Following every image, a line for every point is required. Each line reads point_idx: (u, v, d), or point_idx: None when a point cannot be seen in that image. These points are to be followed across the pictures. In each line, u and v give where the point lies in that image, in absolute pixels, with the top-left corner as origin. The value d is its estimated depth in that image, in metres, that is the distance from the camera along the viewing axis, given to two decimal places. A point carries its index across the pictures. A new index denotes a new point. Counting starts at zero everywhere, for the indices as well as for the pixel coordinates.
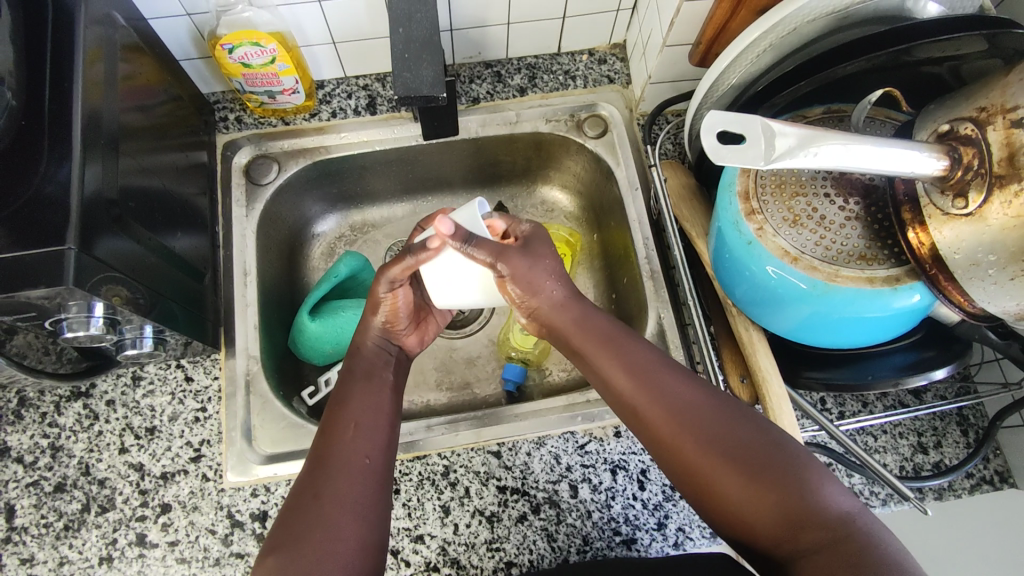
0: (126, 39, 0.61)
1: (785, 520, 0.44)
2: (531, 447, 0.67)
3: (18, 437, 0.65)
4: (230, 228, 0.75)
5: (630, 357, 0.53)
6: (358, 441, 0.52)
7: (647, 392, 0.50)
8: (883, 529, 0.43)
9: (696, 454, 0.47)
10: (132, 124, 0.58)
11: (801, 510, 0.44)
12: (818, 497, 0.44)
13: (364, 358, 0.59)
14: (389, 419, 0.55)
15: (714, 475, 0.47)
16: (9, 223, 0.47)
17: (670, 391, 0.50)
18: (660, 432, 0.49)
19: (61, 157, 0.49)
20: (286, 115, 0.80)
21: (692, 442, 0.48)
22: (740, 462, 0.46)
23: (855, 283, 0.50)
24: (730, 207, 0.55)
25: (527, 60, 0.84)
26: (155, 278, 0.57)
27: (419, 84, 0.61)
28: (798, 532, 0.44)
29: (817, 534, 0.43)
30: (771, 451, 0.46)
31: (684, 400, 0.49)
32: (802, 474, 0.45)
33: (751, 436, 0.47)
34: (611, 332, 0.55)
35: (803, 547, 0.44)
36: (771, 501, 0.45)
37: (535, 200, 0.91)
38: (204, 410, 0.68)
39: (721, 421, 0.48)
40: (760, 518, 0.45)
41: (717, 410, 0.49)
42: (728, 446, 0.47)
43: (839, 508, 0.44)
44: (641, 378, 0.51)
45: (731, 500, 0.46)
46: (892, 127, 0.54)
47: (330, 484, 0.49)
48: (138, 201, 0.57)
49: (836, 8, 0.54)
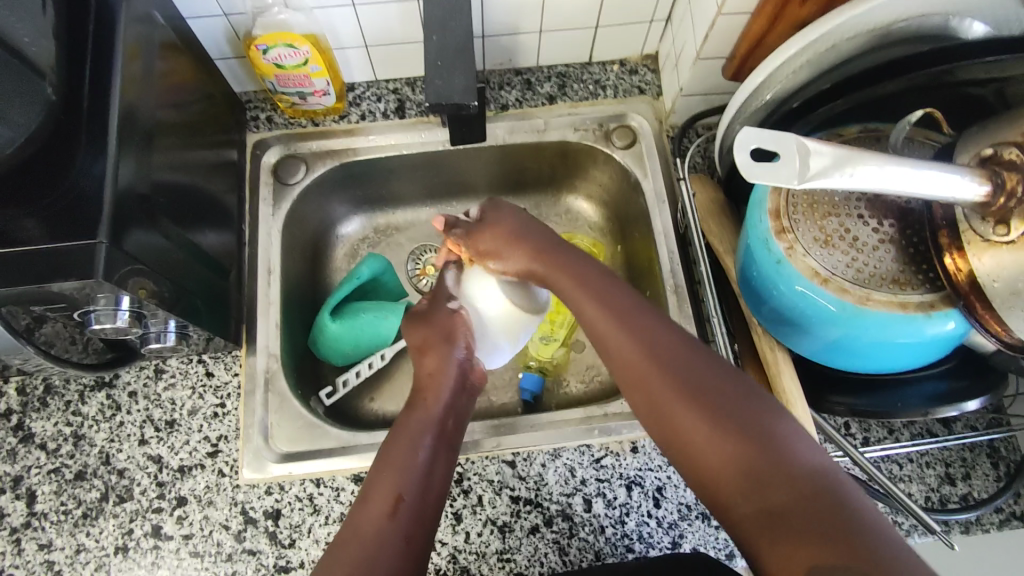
0: (165, 38, 0.62)
1: (749, 469, 0.44)
2: (546, 459, 0.67)
3: (42, 424, 0.67)
4: (257, 227, 0.76)
5: (610, 297, 0.54)
6: (394, 519, 0.49)
7: (618, 330, 0.52)
8: (858, 493, 0.42)
9: (666, 390, 0.48)
10: (166, 120, 0.59)
11: (764, 461, 0.43)
12: (788, 450, 0.44)
13: (422, 414, 0.56)
14: (441, 481, 0.53)
15: (684, 412, 0.47)
16: (46, 216, 0.48)
17: (641, 331, 0.51)
18: (630, 370, 0.50)
19: (96, 152, 0.50)
20: (316, 116, 0.81)
21: (661, 380, 0.48)
22: (708, 405, 0.46)
23: (887, 308, 0.49)
24: (759, 224, 0.54)
25: (557, 68, 0.84)
26: (179, 273, 0.58)
27: (450, 91, 0.62)
28: (763, 487, 0.43)
29: (786, 492, 0.42)
30: (744, 399, 0.46)
31: (661, 341, 0.50)
32: (774, 426, 0.45)
33: (727, 382, 0.47)
34: (585, 270, 0.57)
35: (770, 502, 0.42)
36: (737, 451, 0.44)
37: (560, 209, 0.91)
38: (223, 406, 0.68)
39: (695, 364, 0.49)
40: (725, 468, 0.45)
41: (694, 352, 0.49)
42: (697, 387, 0.47)
43: (811, 463, 0.43)
44: (615, 317, 0.52)
45: (698, 443, 0.46)
46: (931, 148, 0.53)
47: (359, 558, 0.47)
48: (169, 197, 0.58)
49: (877, 25, 0.53)
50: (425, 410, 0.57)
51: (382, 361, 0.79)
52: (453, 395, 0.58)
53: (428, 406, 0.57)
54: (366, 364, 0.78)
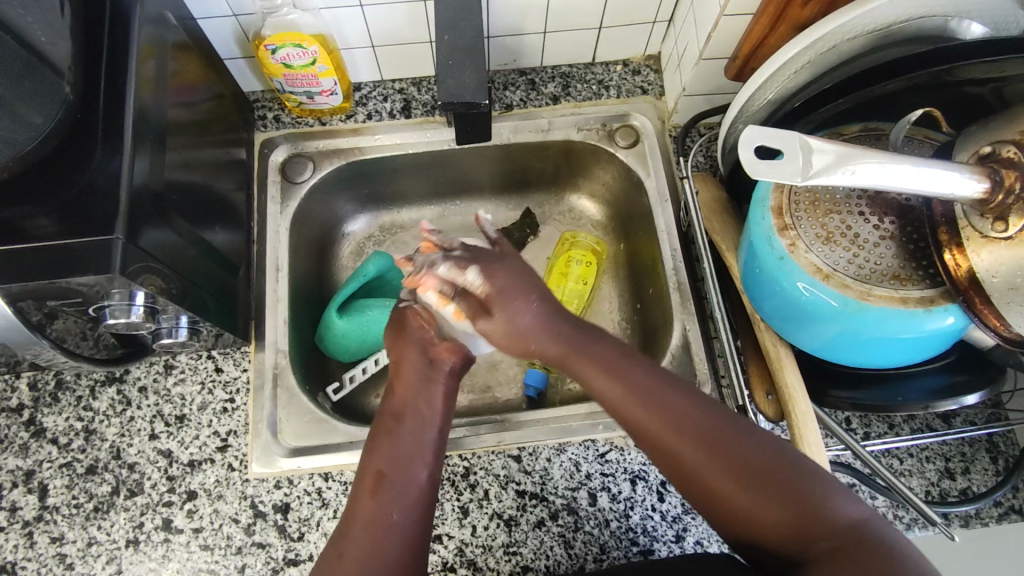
0: (177, 38, 0.63)
1: (795, 529, 0.43)
2: (551, 453, 0.67)
3: (53, 419, 0.67)
4: (264, 224, 0.77)
5: (627, 377, 0.50)
6: (382, 498, 0.50)
7: (643, 408, 0.49)
8: (899, 537, 0.42)
9: (704, 465, 0.46)
10: (178, 120, 0.60)
11: (812, 524, 0.43)
12: (828, 507, 0.43)
13: (400, 394, 0.56)
14: (424, 458, 0.53)
15: (723, 487, 0.45)
16: (62, 212, 0.49)
17: (666, 406, 0.48)
18: (662, 444, 0.48)
19: (112, 150, 0.51)
20: (323, 115, 0.82)
21: (697, 455, 0.46)
22: (748, 472, 0.45)
23: (888, 303, 0.50)
24: (762, 221, 0.54)
25: (561, 68, 0.85)
26: (191, 269, 0.59)
27: (463, 91, 0.63)
28: (810, 543, 0.43)
29: (831, 544, 0.42)
30: (780, 464, 0.45)
31: (683, 415, 0.48)
32: (813, 484, 0.44)
33: (759, 449, 0.46)
34: (602, 347, 0.52)
35: (818, 558, 0.42)
36: (784, 516, 0.44)
37: (563, 207, 0.92)
38: (232, 401, 0.69)
39: (724, 433, 0.47)
40: (774, 534, 0.44)
41: (717, 421, 0.47)
42: (735, 455, 0.46)
43: (851, 516, 0.43)
44: (637, 394, 0.49)
45: (743, 515, 0.45)
46: (931, 147, 0.54)
47: (353, 547, 0.47)
48: (181, 195, 0.59)
49: (877, 26, 0.54)
50: (400, 393, 0.56)
51: (387, 358, 0.79)
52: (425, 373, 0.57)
53: (404, 387, 0.56)
54: (371, 362, 0.78)
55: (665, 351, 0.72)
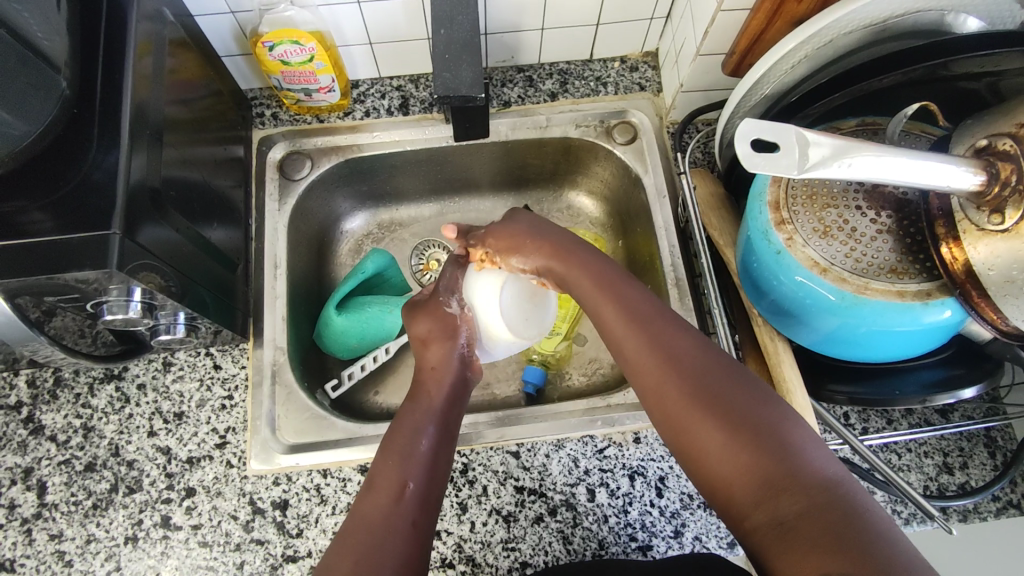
0: (174, 35, 0.63)
1: (762, 478, 0.41)
2: (550, 449, 0.67)
3: (52, 416, 0.67)
4: (263, 222, 0.77)
5: (627, 300, 0.53)
6: (399, 504, 0.49)
7: (635, 329, 0.51)
8: (876, 507, 0.39)
9: (681, 403, 0.46)
10: (176, 116, 0.60)
11: (778, 469, 0.41)
12: (801, 459, 0.42)
13: (425, 403, 0.57)
14: (439, 472, 0.53)
15: (696, 418, 0.45)
16: (60, 208, 0.49)
17: (661, 337, 0.49)
18: (649, 378, 0.48)
19: (108, 145, 0.51)
20: (320, 113, 0.82)
21: (677, 389, 0.46)
22: (723, 412, 0.44)
23: (885, 296, 0.50)
24: (760, 216, 0.55)
25: (559, 65, 0.85)
26: (189, 265, 0.59)
27: (459, 84, 0.63)
28: (776, 496, 0.41)
29: (797, 502, 0.40)
30: (759, 410, 0.44)
31: (678, 348, 0.48)
32: (788, 432, 0.43)
33: (739, 387, 0.46)
34: (615, 283, 0.54)
35: (783, 509, 0.40)
36: (751, 458, 0.42)
37: (561, 205, 0.92)
38: (230, 398, 0.69)
39: (710, 369, 0.47)
40: (738, 478, 0.42)
41: (708, 356, 0.48)
42: (716, 394, 0.45)
43: (824, 473, 0.41)
44: (631, 318, 0.51)
45: (711, 452, 0.44)
46: (927, 141, 0.54)
47: (366, 543, 0.46)
48: (178, 191, 0.59)
49: (873, 20, 0.54)
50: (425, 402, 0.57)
51: (386, 355, 0.79)
52: (452, 391, 0.58)
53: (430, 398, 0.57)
54: (371, 359, 0.78)
55: None
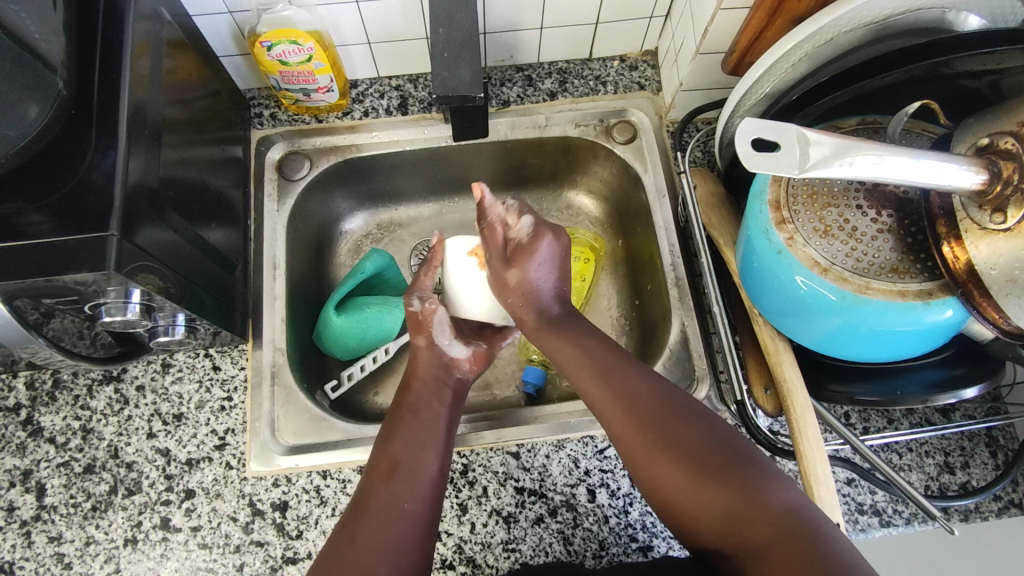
0: (172, 35, 0.63)
1: (732, 515, 0.45)
2: (550, 450, 0.67)
3: (51, 418, 0.67)
4: (261, 222, 0.77)
5: (590, 351, 0.56)
6: (396, 488, 0.51)
7: (599, 382, 0.53)
8: (834, 530, 0.43)
9: (649, 455, 0.48)
10: (173, 117, 0.60)
11: (743, 505, 0.45)
12: (763, 491, 0.45)
13: (415, 395, 0.59)
14: (434, 455, 0.55)
15: (661, 467, 0.48)
16: (57, 209, 0.49)
17: (622, 386, 0.52)
18: (616, 425, 0.51)
19: (106, 146, 0.50)
20: (319, 113, 0.82)
21: (641, 438, 0.49)
22: (688, 457, 0.47)
23: (886, 296, 0.50)
24: (760, 215, 0.54)
25: (558, 64, 0.85)
26: (188, 267, 0.58)
27: (458, 84, 0.63)
28: (745, 528, 0.44)
29: (765, 530, 0.44)
30: (721, 451, 0.47)
31: (637, 397, 0.51)
32: (748, 468, 0.46)
33: (698, 431, 0.49)
34: (578, 334, 0.57)
35: (753, 541, 0.44)
36: (717, 497, 0.45)
37: (561, 204, 0.92)
38: (230, 400, 0.69)
39: (669, 415, 0.50)
40: (709, 516, 0.46)
41: (664, 401, 0.51)
42: (679, 443, 0.48)
43: (787, 502, 0.44)
44: (595, 370, 0.54)
45: (679, 496, 0.47)
46: (928, 139, 0.53)
47: (367, 528, 0.48)
48: (177, 192, 0.59)
49: (875, 18, 0.54)
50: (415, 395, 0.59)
51: (386, 356, 0.79)
52: (438, 382, 0.61)
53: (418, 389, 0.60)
54: (370, 359, 0.78)
55: (664, 347, 0.72)
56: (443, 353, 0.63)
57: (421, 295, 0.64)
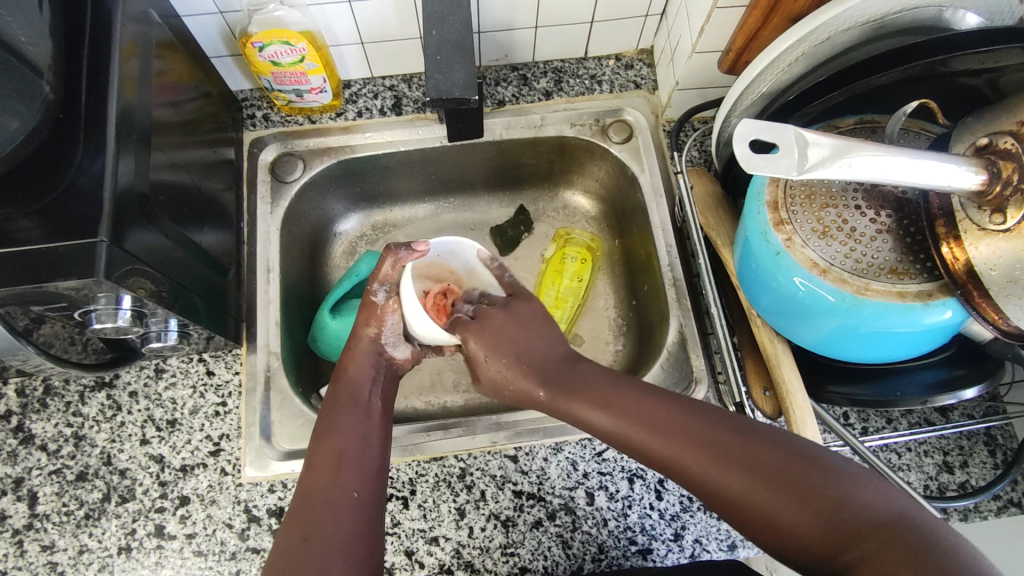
0: (161, 36, 0.62)
1: (824, 530, 0.39)
2: (548, 453, 0.67)
3: (42, 425, 0.66)
4: (254, 225, 0.76)
5: (631, 396, 0.49)
6: (342, 474, 0.49)
7: (649, 420, 0.47)
8: (936, 525, 0.37)
9: (727, 480, 0.42)
10: (163, 119, 0.59)
11: (843, 519, 0.39)
12: (858, 502, 0.39)
13: (351, 385, 0.57)
14: (379, 446, 0.52)
15: (748, 492, 0.42)
16: (46, 215, 0.48)
17: (681, 418, 0.46)
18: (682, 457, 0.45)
19: (94, 150, 0.50)
20: (312, 114, 0.81)
21: (716, 466, 0.43)
22: (772, 475, 0.41)
23: (886, 297, 0.49)
24: (758, 216, 0.54)
25: (554, 63, 0.84)
26: (180, 272, 0.58)
27: (451, 86, 0.62)
28: (846, 545, 0.38)
29: (866, 545, 0.37)
30: (802, 463, 0.41)
31: (702, 423, 0.45)
32: (841, 481, 0.40)
33: (782, 449, 0.43)
34: (602, 386, 0.51)
35: (855, 560, 0.37)
36: (814, 514, 0.39)
37: (557, 204, 0.91)
38: (224, 405, 0.68)
39: (748, 439, 0.44)
40: (806, 535, 0.39)
41: (733, 425, 0.45)
42: (756, 463, 0.42)
43: (885, 509, 0.38)
44: (645, 409, 0.48)
45: (774, 518, 0.41)
46: (926, 138, 0.53)
47: (316, 521, 0.45)
48: (167, 196, 0.58)
49: (871, 17, 0.53)
50: (351, 386, 0.57)
51: None
52: (375, 372, 0.58)
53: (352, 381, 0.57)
54: None
55: (662, 348, 0.72)
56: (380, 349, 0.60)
57: (386, 286, 0.60)
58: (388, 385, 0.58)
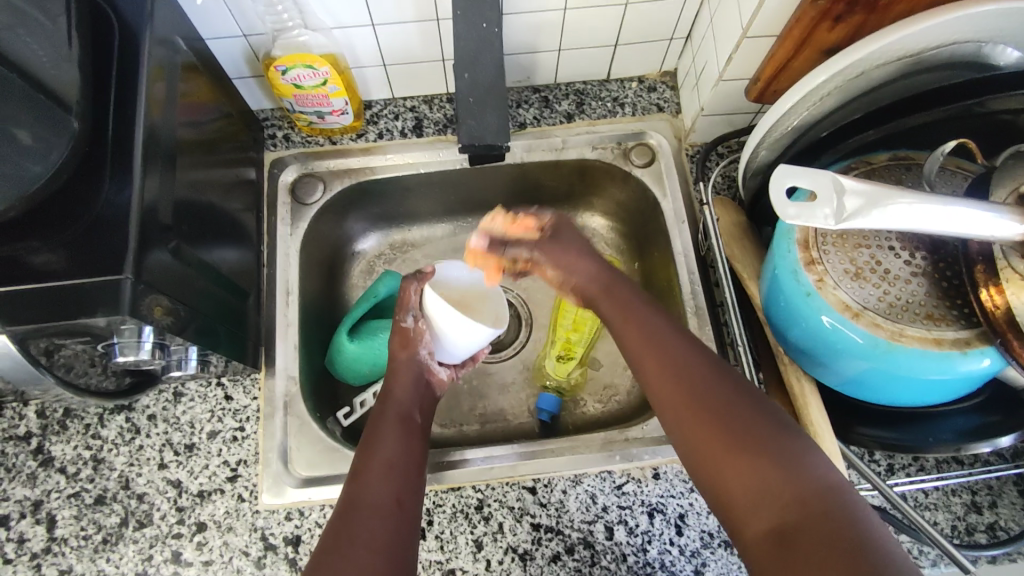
0: (185, 62, 0.62)
1: (764, 490, 0.42)
2: (567, 485, 0.66)
3: (62, 448, 0.66)
4: (274, 247, 0.76)
5: (636, 316, 0.54)
6: (390, 479, 0.50)
7: (644, 345, 0.52)
8: (870, 516, 0.40)
9: (689, 418, 0.47)
10: (186, 146, 0.59)
11: (785, 484, 0.42)
12: (800, 469, 0.42)
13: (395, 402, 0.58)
14: (419, 465, 0.53)
15: (703, 435, 0.45)
16: (71, 248, 0.48)
17: (668, 350, 0.50)
18: (658, 384, 0.49)
19: (119, 184, 0.50)
20: (333, 135, 0.80)
21: (682, 403, 0.47)
22: (727, 427, 0.45)
23: (922, 343, 0.48)
24: (788, 254, 0.53)
25: (575, 85, 0.83)
26: (200, 301, 0.57)
27: (483, 131, 0.65)
28: (777, 507, 0.41)
29: (798, 512, 0.41)
30: (761, 420, 0.45)
31: (683, 361, 0.49)
32: (787, 445, 0.44)
33: (740, 403, 0.46)
34: (626, 303, 0.56)
35: (785, 521, 0.41)
36: (756, 473, 0.43)
37: (576, 225, 0.90)
38: (242, 430, 0.68)
39: (713, 386, 0.47)
40: (743, 488, 0.43)
41: (706, 368, 0.49)
42: (720, 411, 0.46)
43: (827, 484, 0.42)
44: (642, 336, 0.52)
45: (720, 462, 0.44)
46: (964, 177, 0.52)
47: (363, 521, 0.46)
48: (189, 224, 0.57)
49: (908, 53, 0.52)
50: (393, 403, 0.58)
51: None
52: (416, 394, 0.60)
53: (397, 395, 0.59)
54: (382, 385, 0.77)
55: None
56: (424, 363, 0.63)
57: (413, 312, 0.64)
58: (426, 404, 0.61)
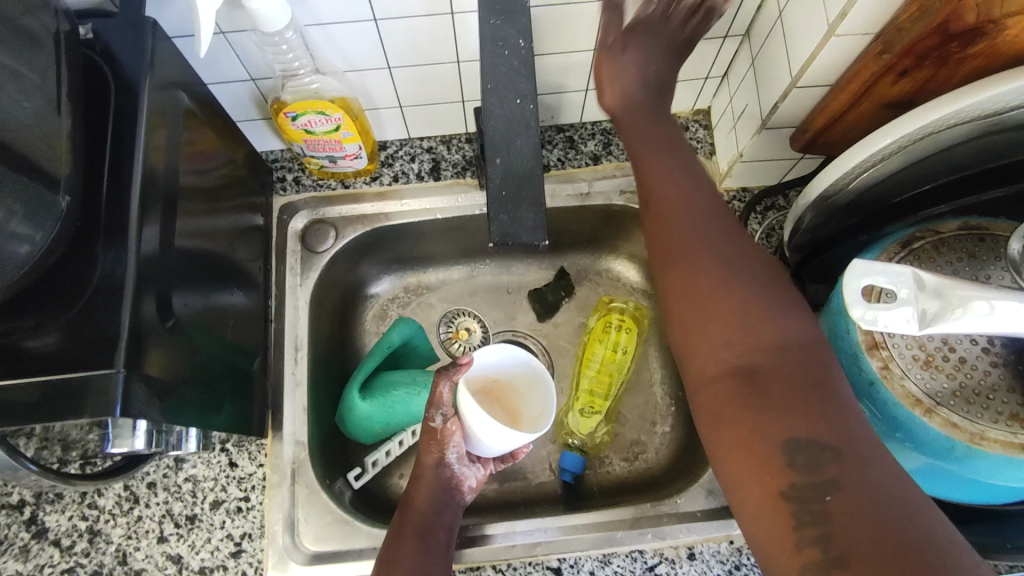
0: (190, 114, 0.58)
1: (741, 333, 0.41)
2: (595, 566, 0.61)
3: (56, 518, 0.62)
4: (283, 298, 0.72)
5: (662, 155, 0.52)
6: None
7: (662, 180, 0.50)
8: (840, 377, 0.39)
9: (683, 254, 0.45)
10: (189, 209, 0.55)
11: (764, 330, 0.41)
12: (783, 322, 0.41)
13: (418, 514, 0.57)
14: None
15: (692, 271, 0.44)
16: (61, 336, 0.44)
17: (679, 185, 0.49)
18: (659, 215, 0.48)
19: (115, 260, 0.46)
20: (346, 178, 0.76)
21: (679, 240, 0.46)
22: (722, 270, 0.44)
23: (1005, 449, 0.42)
24: (848, 335, 0.47)
25: (602, 124, 0.78)
26: (202, 376, 0.53)
27: (518, 228, 0.50)
28: (748, 346, 0.40)
29: (770, 361, 0.39)
30: (757, 278, 0.43)
31: (693, 202, 0.48)
32: (775, 300, 0.42)
33: (736, 252, 0.45)
34: (654, 141, 0.53)
35: (750, 364, 0.40)
36: (734, 317, 0.42)
37: (601, 268, 0.85)
38: (247, 500, 0.64)
39: (715, 231, 0.46)
40: (715, 325, 0.42)
41: (712, 215, 0.47)
42: (716, 255, 0.44)
43: (802, 338, 0.41)
44: (658, 176, 0.51)
45: (703, 298, 0.43)
46: None
47: None
48: (191, 292, 0.53)
49: (984, 114, 0.45)
50: (416, 514, 0.57)
51: (413, 438, 0.74)
52: (439, 499, 0.58)
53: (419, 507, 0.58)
54: (396, 444, 0.73)
55: None
56: (451, 468, 0.60)
57: (444, 411, 0.59)
58: (453, 511, 0.59)
